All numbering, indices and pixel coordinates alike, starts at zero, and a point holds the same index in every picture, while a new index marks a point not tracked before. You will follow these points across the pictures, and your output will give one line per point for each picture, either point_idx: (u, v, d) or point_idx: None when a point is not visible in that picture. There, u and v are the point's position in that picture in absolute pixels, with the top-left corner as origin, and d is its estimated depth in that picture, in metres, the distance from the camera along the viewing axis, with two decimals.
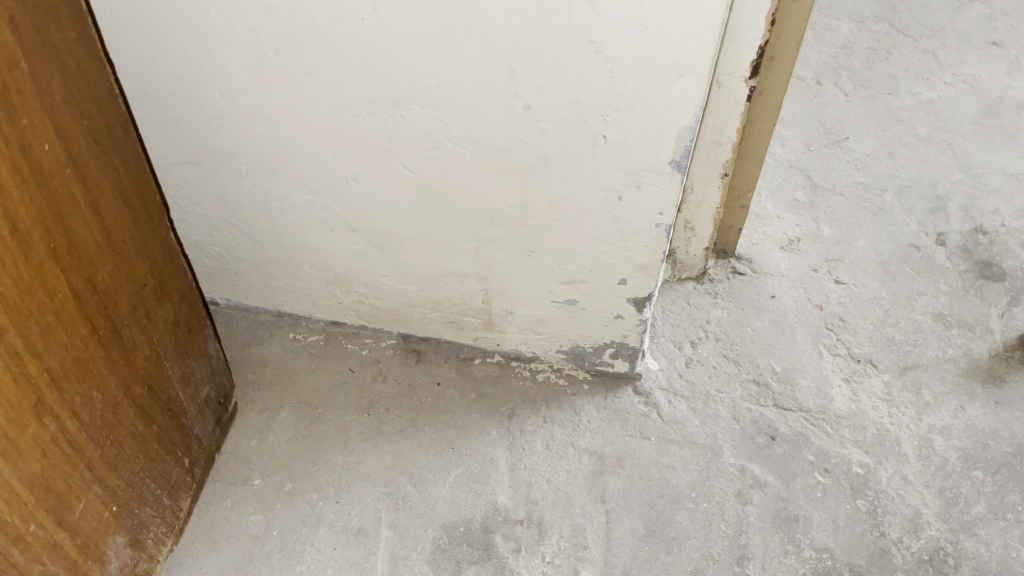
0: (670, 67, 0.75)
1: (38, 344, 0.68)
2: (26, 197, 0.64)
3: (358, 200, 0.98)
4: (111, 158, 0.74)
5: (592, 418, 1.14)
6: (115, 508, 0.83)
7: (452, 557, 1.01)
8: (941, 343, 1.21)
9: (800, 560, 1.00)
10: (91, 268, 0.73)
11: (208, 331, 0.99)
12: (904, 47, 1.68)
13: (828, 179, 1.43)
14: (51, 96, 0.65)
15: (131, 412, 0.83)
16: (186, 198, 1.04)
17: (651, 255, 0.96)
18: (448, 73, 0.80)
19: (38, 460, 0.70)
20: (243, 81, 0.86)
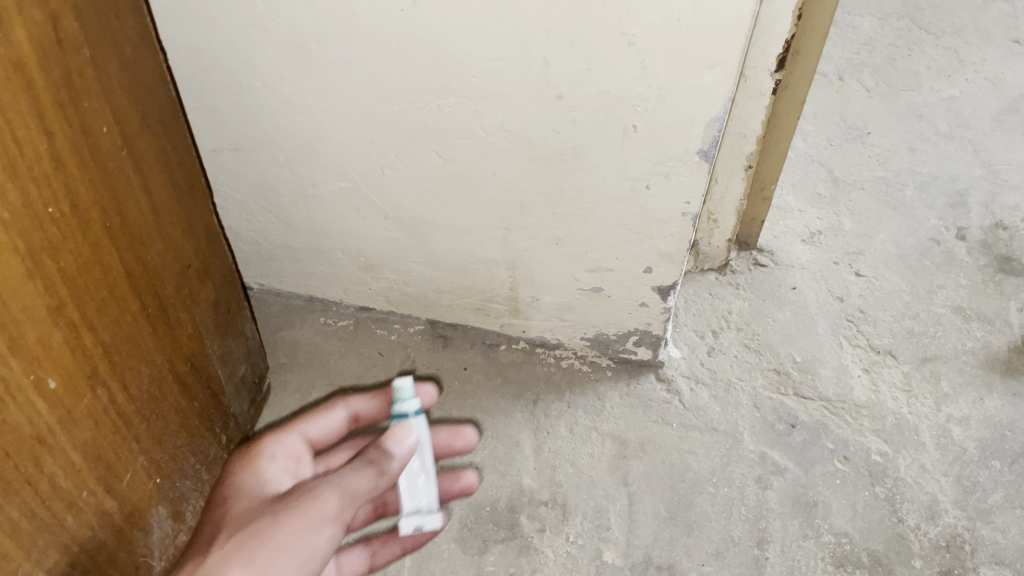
0: (700, 59, 0.77)
1: (94, 318, 0.71)
2: (85, 176, 0.67)
3: (392, 187, 1.01)
4: (161, 141, 0.78)
5: (615, 404, 1.16)
6: (158, 480, 0.86)
7: (478, 535, 1.04)
8: (960, 336, 1.23)
9: (818, 544, 1.03)
10: (140, 247, 0.77)
11: (245, 312, 1.04)
12: (926, 45, 1.69)
13: (850, 173, 1.45)
14: (109, 80, 0.68)
15: (174, 388, 0.86)
16: (225, 184, 1.07)
17: (677, 244, 0.99)
18: (484, 63, 0.82)
19: (92, 429, 0.73)
20: (285, 70, 0.89)
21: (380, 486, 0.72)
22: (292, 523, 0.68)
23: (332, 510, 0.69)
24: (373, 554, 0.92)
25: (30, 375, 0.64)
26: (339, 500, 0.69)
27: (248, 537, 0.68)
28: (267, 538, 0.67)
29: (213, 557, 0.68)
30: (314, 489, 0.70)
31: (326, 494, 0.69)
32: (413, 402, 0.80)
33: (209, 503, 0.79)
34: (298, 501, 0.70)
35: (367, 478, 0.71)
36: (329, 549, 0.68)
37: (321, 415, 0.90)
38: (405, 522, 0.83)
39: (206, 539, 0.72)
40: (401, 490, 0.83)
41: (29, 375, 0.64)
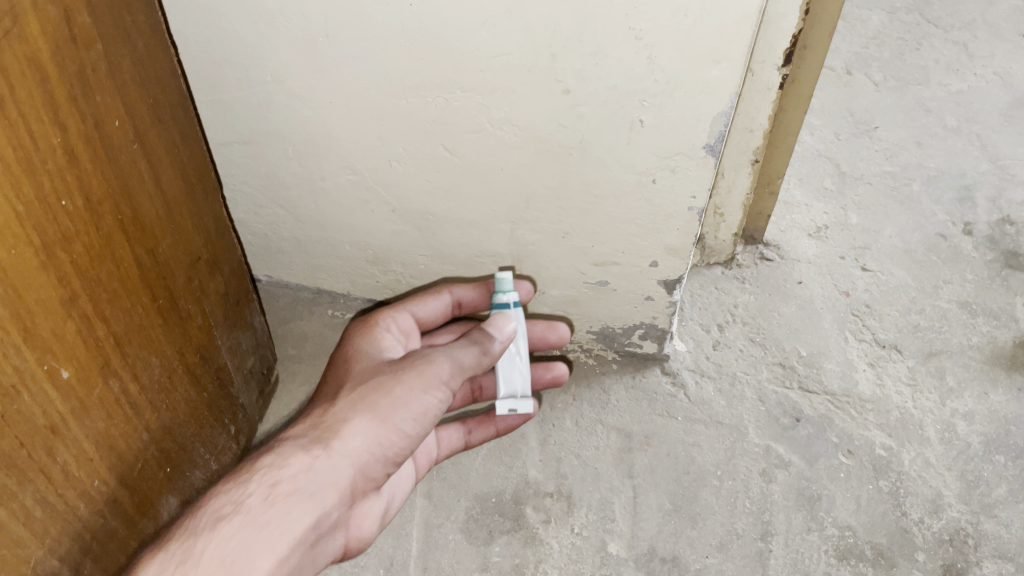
0: (707, 54, 0.77)
1: (106, 309, 0.72)
2: (98, 170, 0.68)
3: (399, 181, 1.02)
4: (172, 135, 0.79)
5: (621, 397, 1.17)
6: (169, 470, 0.87)
7: (484, 526, 1.05)
8: (966, 331, 1.23)
9: (822, 537, 1.03)
10: (152, 239, 0.78)
11: (254, 305, 1.05)
12: (935, 38, 1.69)
13: (857, 168, 1.45)
14: (120, 74, 0.69)
15: (185, 378, 0.87)
16: (234, 177, 1.08)
17: (682, 238, 0.99)
18: (492, 58, 0.83)
19: (104, 419, 0.74)
20: (293, 64, 0.90)
21: (483, 362, 0.89)
22: (411, 381, 0.85)
23: (442, 375, 0.85)
24: (468, 433, 1.08)
25: (44, 366, 0.65)
26: (451, 365, 0.86)
27: (374, 392, 0.85)
28: (389, 393, 0.85)
29: (342, 405, 0.85)
30: (428, 356, 0.87)
31: (438, 360, 0.86)
32: (513, 293, 0.96)
33: (339, 364, 1.00)
34: (413, 365, 0.87)
35: (472, 353, 0.87)
36: (439, 407, 0.85)
37: (430, 299, 1.08)
38: (502, 403, 0.97)
39: (336, 392, 0.91)
40: (500, 374, 0.97)
41: (42, 366, 0.64)
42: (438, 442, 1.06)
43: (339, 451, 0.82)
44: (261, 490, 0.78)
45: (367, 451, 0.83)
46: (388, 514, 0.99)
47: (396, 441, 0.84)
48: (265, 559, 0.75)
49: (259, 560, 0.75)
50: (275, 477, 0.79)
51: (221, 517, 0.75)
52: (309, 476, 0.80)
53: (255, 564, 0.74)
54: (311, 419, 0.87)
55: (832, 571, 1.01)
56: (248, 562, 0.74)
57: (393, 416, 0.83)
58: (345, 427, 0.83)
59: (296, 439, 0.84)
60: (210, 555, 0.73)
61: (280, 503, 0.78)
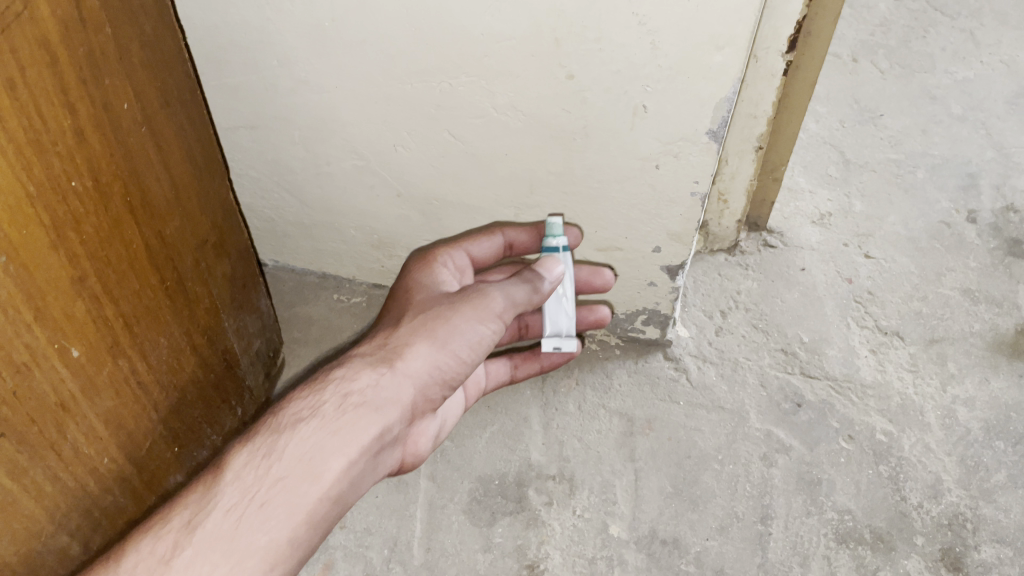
0: (710, 40, 0.78)
1: (115, 290, 0.73)
2: (107, 152, 0.69)
3: (404, 165, 1.03)
4: (180, 119, 0.80)
5: (623, 381, 1.18)
6: (176, 449, 0.88)
7: (487, 508, 1.06)
8: (968, 318, 1.24)
9: (821, 521, 1.04)
10: (160, 221, 0.79)
11: (260, 289, 1.06)
12: (941, 26, 1.68)
13: (861, 155, 1.45)
14: (129, 58, 0.70)
15: (192, 360, 0.89)
16: (240, 161, 1.09)
17: (685, 223, 1.00)
18: (496, 43, 0.83)
19: (113, 398, 0.75)
20: (299, 49, 0.90)
21: (534, 300, 0.85)
22: (467, 311, 0.82)
23: (497, 307, 0.82)
24: (514, 368, 1.07)
25: (55, 344, 0.66)
26: (505, 300, 0.82)
27: (436, 315, 0.83)
28: (448, 320, 0.82)
29: (404, 328, 0.83)
30: (484, 289, 0.84)
31: (496, 292, 0.83)
32: (563, 237, 0.90)
33: (394, 299, 0.94)
34: (471, 294, 0.84)
35: (524, 291, 0.84)
36: (492, 339, 0.83)
37: (483, 238, 0.98)
38: (546, 342, 0.93)
39: (396, 316, 0.88)
40: (544, 313, 0.93)
41: (53, 344, 0.66)
42: (485, 376, 1.04)
43: (404, 370, 0.80)
44: (333, 400, 0.77)
45: (431, 372, 0.81)
46: (438, 437, 0.96)
47: (455, 365, 0.82)
48: (337, 463, 0.74)
49: (332, 463, 0.74)
50: (347, 388, 0.78)
51: (298, 420, 0.75)
52: (377, 391, 0.79)
53: (328, 467, 0.73)
54: (376, 337, 0.84)
55: (831, 553, 1.02)
56: (321, 463, 0.73)
57: (453, 342, 0.81)
58: (409, 347, 0.81)
59: (364, 355, 0.82)
60: (290, 453, 0.73)
61: (349, 414, 0.76)
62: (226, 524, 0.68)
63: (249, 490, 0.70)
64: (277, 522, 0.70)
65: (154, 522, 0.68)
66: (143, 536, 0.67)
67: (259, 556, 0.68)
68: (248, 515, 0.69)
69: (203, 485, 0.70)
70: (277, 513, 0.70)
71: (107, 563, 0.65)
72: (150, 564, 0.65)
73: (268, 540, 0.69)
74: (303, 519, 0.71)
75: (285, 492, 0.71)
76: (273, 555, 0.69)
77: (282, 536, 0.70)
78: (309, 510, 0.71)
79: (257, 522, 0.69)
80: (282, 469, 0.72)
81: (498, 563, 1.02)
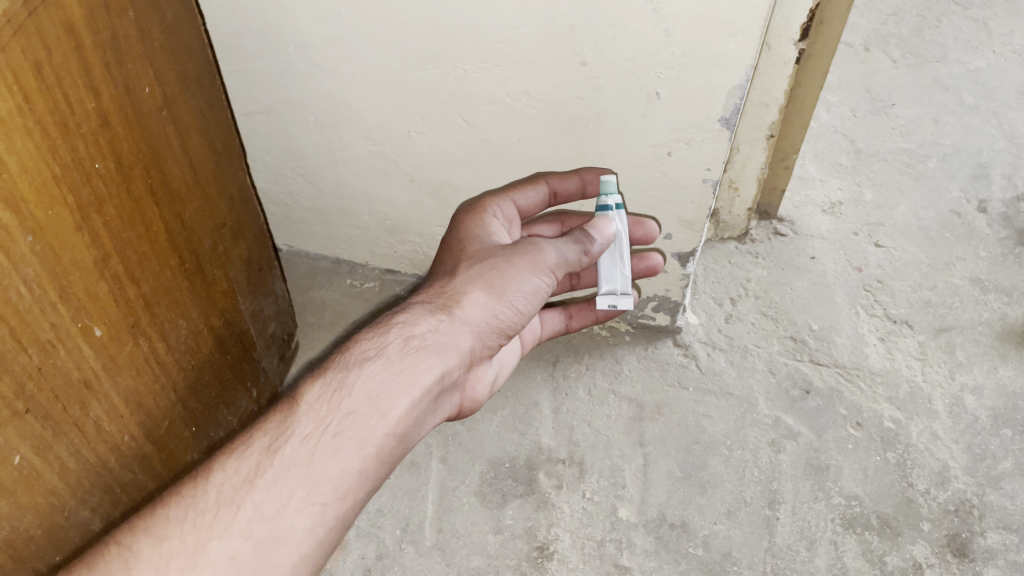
0: (724, 27, 0.78)
1: (136, 271, 0.74)
2: (129, 136, 0.70)
3: (418, 151, 1.04)
4: (198, 103, 0.82)
5: (633, 367, 1.19)
6: (194, 429, 0.90)
7: (497, 490, 1.08)
8: (977, 307, 1.24)
9: (829, 506, 1.06)
10: (179, 205, 0.80)
11: (276, 272, 1.08)
12: (954, 15, 1.68)
13: (872, 144, 1.45)
14: (151, 43, 0.71)
15: (209, 341, 0.90)
16: (256, 146, 1.10)
17: (697, 210, 1.01)
18: (511, 30, 0.84)
19: (134, 377, 0.77)
20: (315, 36, 0.91)
21: (583, 262, 0.84)
22: (520, 262, 0.81)
23: (550, 261, 0.81)
24: (569, 317, 1.05)
25: (78, 323, 0.67)
26: (558, 254, 0.81)
27: (492, 263, 0.82)
28: (502, 270, 0.82)
29: (461, 277, 0.83)
30: (537, 242, 0.83)
31: (547, 244, 0.82)
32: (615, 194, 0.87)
33: (445, 250, 0.90)
34: (525, 247, 0.83)
35: (575, 250, 0.83)
36: (546, 291, 0.82)
37: (529, 187, 0.93)
38: (602, 300, 0.89)
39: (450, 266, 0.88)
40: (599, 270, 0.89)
41: (77, 323, 0.67)
42: (541, 324, 1.02)
43: (463, 316, 0.80)
44: (397, 342, 0.77)
45: (489, 319, 0.80)
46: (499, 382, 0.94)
47: (512, 314, 0.81)
48: (403, 401, 0.74)
49: (398, 401, 0.73)
50: (410, 331, 0.78)
51: (365, 359, 0.75)
52: (436, 336, 0.78)
53: (394, 404, 0.73)
54: (434, 284, 0.84)
55: (838, 538, 1.03)
56: (388, 401, 0.73)
57: (509, 293, 0.80)
58: (467, 294, 0.81)
59: (425, 301, 0.81)
60: (359, 389, 0.73)
61: (412, 355, 0.76)
62: (302, 452, 0.68)
63: (323, 420, 0.70)
64: (349, 452, 0.70)
65: (235, 446, 0.69)
66: (225, 459, 0.68)
67: (333, 484, 0.68)
68: (322, 444, 0.69)
69: (280, 413, 0.71)
70: (349, 444, 0.70)
71: (193, 483, 0.67)
72: (234, 485, 0.66)
73: (341, 469, 0.69)
74: (373, 452, 0.71)
75: (355, 425, 0.71)
76: (346, 484, 0.69)
77: (354, 466, 0.69)
78: (378, 444, 0.71)
79: (331, 451, 0.69)
80: (353, 404, 0.72)
81: (508, 544, 1.03)
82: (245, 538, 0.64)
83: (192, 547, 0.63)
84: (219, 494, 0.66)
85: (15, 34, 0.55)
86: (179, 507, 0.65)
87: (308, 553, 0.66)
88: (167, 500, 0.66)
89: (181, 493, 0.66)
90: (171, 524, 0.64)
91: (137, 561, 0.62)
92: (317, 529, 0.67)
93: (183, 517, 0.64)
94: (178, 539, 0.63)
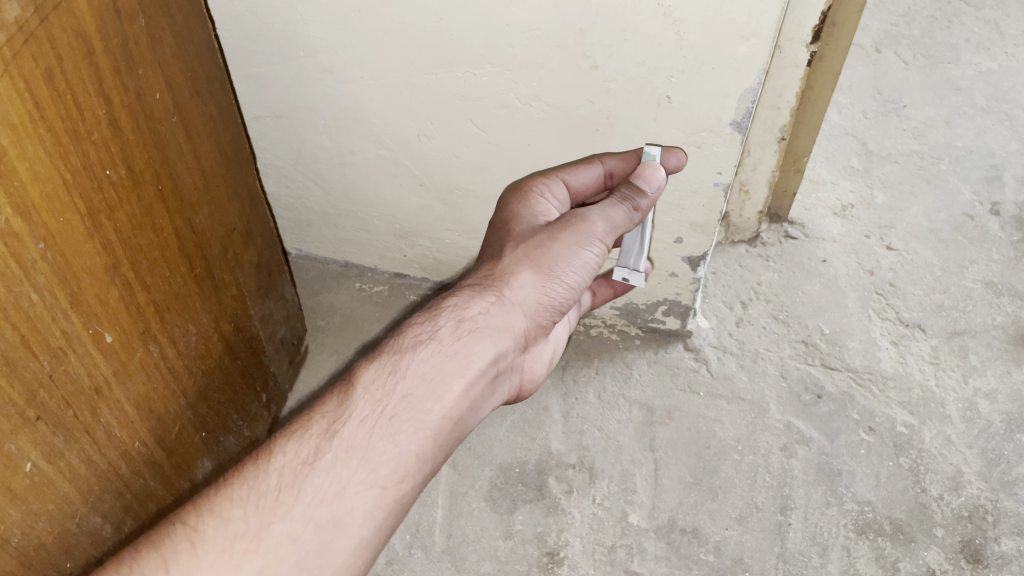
0: (736, 31, 0.78)
1: (147, 277, 0.74)
2: (140, 141, 0.70)
3: (428, 155, 1.03)
4: (208, 108, 0.82)
5: (643, 371, 1.18)
6: (204, 434, 0.90)
7: (507, 495, 1.07)
8: (991, 311, 1.23)
9: (841, 511, 1.05)
10: (190, 209, 0.80)
11: (285, 276, 1.08)
12: (966, 16, 1.67)
13: (884, 146, 1.45)
14: (162, 48, 0.71)
15: (219, 345, 0.90)
16: (265, 150, 1.10)
17: (708, 214, 1.00)
18: (521, 34, 0.84)
19: (144, 382, 0.76)
20: (325, 40, 0.91)
21: (634, 219, 0.80)
22: (566, 237, 0.78)
23: (598, 231, 0.78)
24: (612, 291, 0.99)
25: (89, 329, 0.67)
26: (605, 223, 0.77)
27: (538, 241, 0.80)
28: (549, 247, 0.79)
29: (509, 256, 0.81)
30: (582, 212, 0.79)
31: (594, 213, 0.78)
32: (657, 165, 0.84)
33: (491, 234, 0.87)
34: (567, 219, 0.79)
35: (623, 212, 0.79)
36: (596, 262, 0.78)
37: (581, 166, 0.86)
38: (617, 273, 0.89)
39: (492, 248, 0.85)
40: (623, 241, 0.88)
41: (88, 329, 0.67)
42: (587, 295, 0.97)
43: (514, 298, 0.78)
44: (448, 326, 0.76)
45: (540, 298, 0.79)
46: (557, 355, 0.92)
47: (563, 291, 0.79)
48: (458, 384, 0.73)
49: (453, 384, 0.73)
50: (462, 314, 0.77)
51: (418, 342, 0.74)
52: (488, 318, 0.77)
53: (449, 387, 0.72)
54: (482, 267, 0.83)
55: (850, 544, 1.02)
56: (443, 384, 0.72)
57: (559, 270, 0.78)
58: (516, 273, 0.79)
59: (473, 284, 0.80)
60: (413, 372, 0.72)
61: (465, 338, 0.75)
62: (361, 434, 0.68)
63: (379, 404, 0.70)
64: (406, 436, 0.69)
65: (293, 429, 0.68)
66: (283, 441, 0.68)
67: (391, 467, 0.68)
68: (380, 427, 0.69)
69: (336, 397, 0.70)
70: (406, 426, 0.69)
71: (252, 465, 0.66)
72: (293, 468, 0.66)
73: (399, 453, 0.68)
74: (431, 435, 0.70)
75: (411, 408, 0.70)
76: (405, 467, 0.68)
77: (412, 449, 0.69)
78: (435, 426, 0.71)
79: (388, 434, 0.69)
80: (407, 387, 0.71)
81: (518, 549, 1.03)
82: (307, 520, 0.64)
83: (255, 529, 0.63)
84: (280, 477, 0.65)
85: (26, 41, 0.55)
86: (241, 489, 0.65)
87: (368, 536, 0.66)
88: (228, 483, 0.66)
89: (241, 476, 0.66)
90: (234, 507, 0.64)
91: (202, 542, 0.62)
92: (377, 512, 0.66)
93: (245, 499, 0.64)
94: (242, 520, 0.63)
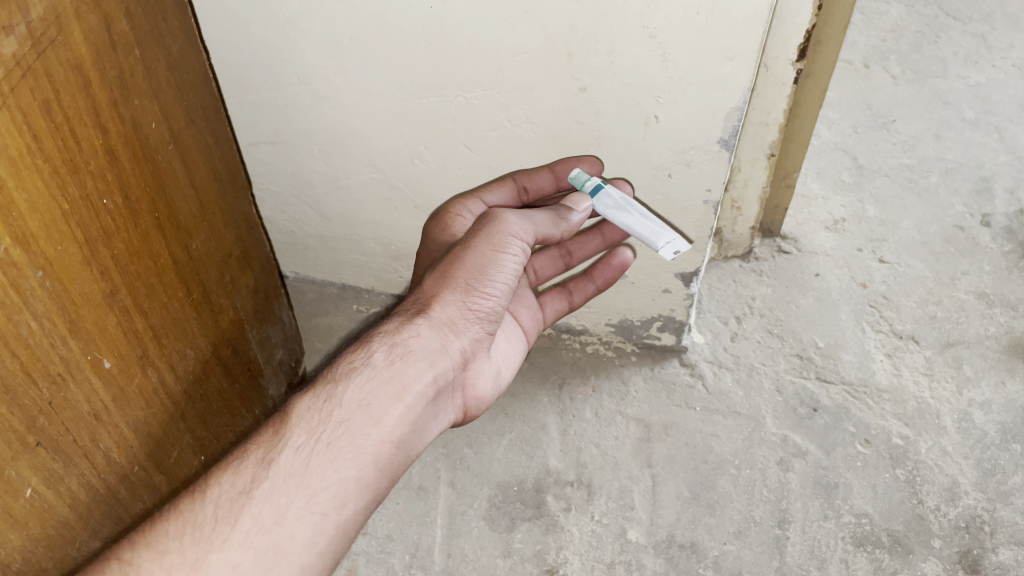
0: (720, 51, 0.79)
1: (145, 302, 0.75)
2: (136, 170, 0.71)
3: (421, 177, 1.05)
4: (203, 136, 0.83)
5: (640, 388, 1.19)
6: (204, 458, 0.90)
7: (506, 514, 1.08)
8: (983, 322, 1.24)
9: (839, 524, 1.05)
10: (186, 235, 0.82)
11: (282, 299, 1.09)
12: (953, 31, 1.69)
13: (874, 160, 1.46)
14: (157, 79, 0.73)
15: (217, 369, 0.91)
16: (261, 176, 1.12)
17: (698, 231, 1.01)
18: (510, 57, 0.85)
19: (143, 407, 0.77)
20: (319, 67, 0.92)
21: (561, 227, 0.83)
22: (481, 244, 0.80)
23: (512, 231, 0.80)
24: (570, 293, 1.01)
25: (88, 355, 0.68)
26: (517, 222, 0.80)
27: (452, 257, 0.81)
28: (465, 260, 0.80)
29: (432, 277, 0.82)
30: (493, 217, 0.81)
31: (512, 218, 0.80)
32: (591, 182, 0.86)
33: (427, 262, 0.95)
34: (482, 225, 0.81)
35: (546, 218, 0.82)
36: (517, 266, 0.81)
37: (495, 186, 0.95)
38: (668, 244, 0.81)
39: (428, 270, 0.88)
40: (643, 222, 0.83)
41: (87, 355, 0.68)
42: (541, 308, 0.99)
43: (442, 318, 0.80)
44: (382, 351, 0.77)
45: (468, 315, 0.81)
46: (508, 375, 0.93)
47: (490, 302, 0.81)
48: (395, 409, 0.75)
49: (389, 409, 0.75)
50: (395, 338, 0.78)
51: (352, 370, 0.76)
52: (420, 341, 0.79)
53: (387, 411, 0.74)
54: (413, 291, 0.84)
55: (848, 557, 1.03)
56: (381, 410, 0.74)
57: (484, 283, 0.79)
58: (443, 295, 0.80)
59: (404, 309, 0.82)
60: (349, 399, 0.74)
61: (398, 363, 0.77)
62: (298, 462, 0.69)
63: (315, 430, 0.71)
64: (345, 461, 0.71)
65: (230, 459, 0.69)
66: (220, 473, 0.68)
67: (330, 492, 0.69)
68: (317, 454, 0.70)
69: (272, 427, 0.71)
70: (344, 452, 0.71)
71: (190, 498, 0.67)
72: (231, 497, 0.67)
73: (338, 478, 0.70)
74: (370, 459, 0.72)
75: (349, 434, 0.72)
76: (344, 492, 0.70)
77: (351, 474, 0.71)
78: (373, 451, 0.73)
79: (326, 460, 0.70)
80: (345, 413, 0.73)
81: (518, 568, 1.03)
82: (246, 548, 0.65)
83: (193, 561, 0.63)
84: (217, 507, 0.66)
85: (24, 74, 0.56)
86: (177, 522, 0.65)
87: (310, 562, 0.67)
88: (165, 515, 0.66)
89: (176, 509, 0.66)
90: (170, 538, 0.64)
91: None
92: (317, 538, 0.68)
93: (181, 531, 0.65)
94: (179, 552, 0.64)
